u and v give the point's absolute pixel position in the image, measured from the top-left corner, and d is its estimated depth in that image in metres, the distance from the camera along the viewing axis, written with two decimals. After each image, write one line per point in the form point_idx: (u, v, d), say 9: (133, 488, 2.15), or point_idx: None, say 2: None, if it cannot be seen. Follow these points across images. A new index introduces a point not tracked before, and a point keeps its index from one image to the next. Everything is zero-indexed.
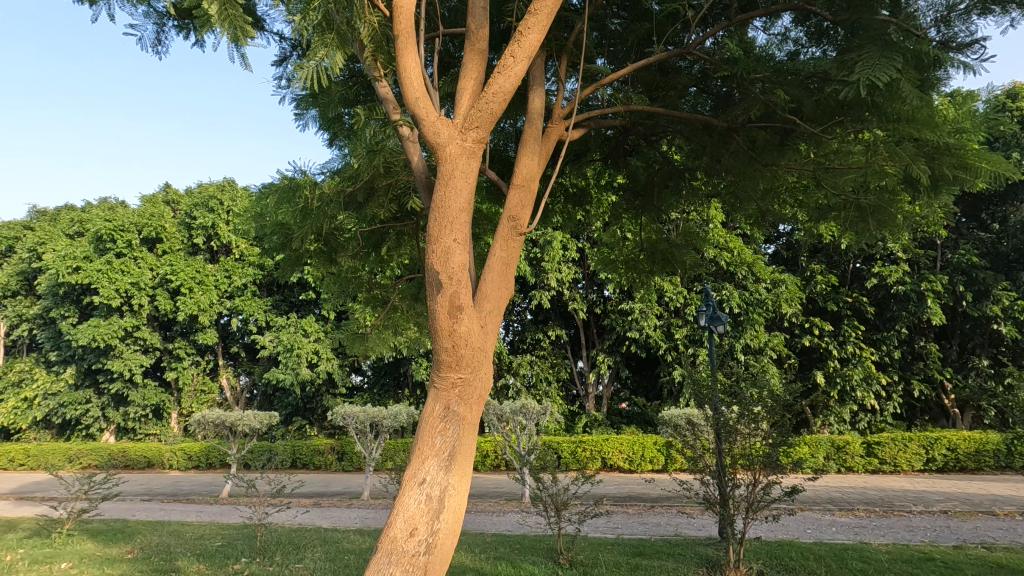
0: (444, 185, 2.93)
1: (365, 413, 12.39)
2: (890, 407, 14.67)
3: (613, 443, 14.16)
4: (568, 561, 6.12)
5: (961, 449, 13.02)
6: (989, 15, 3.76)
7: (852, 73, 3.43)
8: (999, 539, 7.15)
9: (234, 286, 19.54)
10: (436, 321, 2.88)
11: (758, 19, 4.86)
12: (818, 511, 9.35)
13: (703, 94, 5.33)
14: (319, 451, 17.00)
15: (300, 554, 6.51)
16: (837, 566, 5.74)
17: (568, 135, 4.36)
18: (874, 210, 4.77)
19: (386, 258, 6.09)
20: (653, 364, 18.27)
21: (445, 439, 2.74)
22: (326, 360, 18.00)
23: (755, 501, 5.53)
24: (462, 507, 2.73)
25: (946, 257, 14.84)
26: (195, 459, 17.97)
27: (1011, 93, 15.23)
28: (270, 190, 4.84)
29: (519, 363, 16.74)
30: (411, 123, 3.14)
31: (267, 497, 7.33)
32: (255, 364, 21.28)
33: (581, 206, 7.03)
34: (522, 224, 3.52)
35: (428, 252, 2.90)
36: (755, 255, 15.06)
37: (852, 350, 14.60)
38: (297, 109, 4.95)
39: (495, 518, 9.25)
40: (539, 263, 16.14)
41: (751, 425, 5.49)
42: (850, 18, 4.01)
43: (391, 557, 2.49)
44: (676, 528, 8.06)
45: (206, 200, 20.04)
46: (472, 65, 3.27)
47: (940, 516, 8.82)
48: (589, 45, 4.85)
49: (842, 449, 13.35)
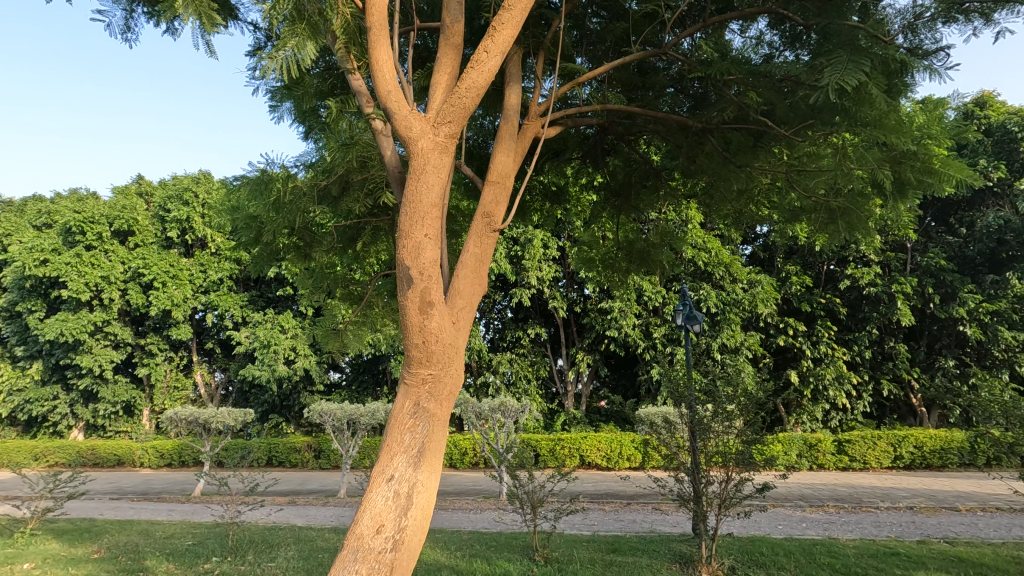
0: (416, 179, 2.91)
1: (343, 410, 12.29)
2: (861, 406, 15.01)
3: (591, 441, 14.27)
4: (544, 557, 6.16)
5: (927, 446, 13.38)
6: (954, 23, 3.88)
7: (822, 76, 3.50)
8: (961, 533, 7.36)
9: (209, 281, 19.19)
10: (406, 318, 2.85)
11: (734, 21, 4.85)
12: (789, 507, 9.54)
13: (681, 95, 5.34)
14: (295, 449, 16.80)
15: (272, 553, 6.41)
16: (806, 561, 5.86)
17: (544, 133, 4.37)
18: (843, 212, 4.90)
19: (362, 253, 6.03)
20: (632, 363, 18.42)
21: (413, 435, 2.72)
22: (303, 356, 17.72)
23: (727, 498, 5.62)
24: (431, 503, 2.71)
25: (915, 260, 15.24)
26: (167, 457, 17.62)
27: (978, 101, 15.69)
28: (243, 182, 4.75)
29: (498, 361, 16.77)
30: (382, 117, 3.10)
31: (239, 495, 7.20)
32: (231, 361, 20.93)
33: (560, 204, 7.07)
34: (496, 220, 3.52)
35: (398, 248, 2.88)
36: (732, 256, 15.26)
37: (825, 350, 14.90)
38: (272, 102, 4.89)
39: (472, 516, 9.23)
40: (520, 261, 16.16)
41: (725, 423, 5.57)
42: (821, 23, 4.08)
43: (357, 554, 2.46)
44: (651, 524, 8.15)
45: (181, 193, 19.60)
46: (446, 59, 3.24)
47: (906, 511, 9.06)
48: (566, 43, 4.88)
49: (814, 447, 13.64)
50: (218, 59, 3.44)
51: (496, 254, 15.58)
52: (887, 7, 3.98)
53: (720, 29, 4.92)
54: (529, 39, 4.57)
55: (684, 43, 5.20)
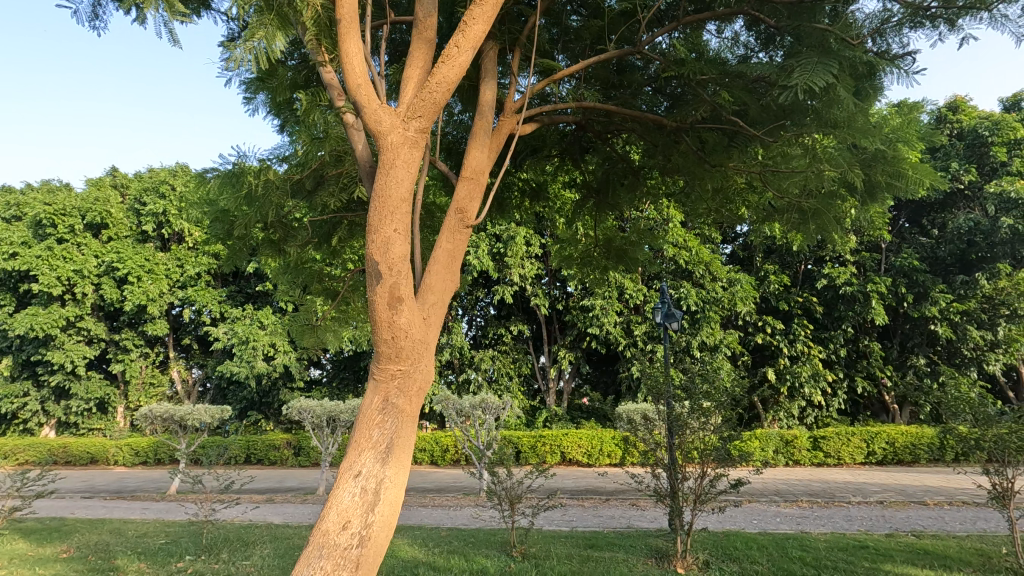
0: (385, 174, 2.89)
1: (322, 407, 12.17)
2: (836, 403, 15.34)
3: (572, 438, 14.34)
4: (521, 553, 6.18)
5: (899, 442, 13.68)
6: (920, 29, 3.98)
7: (792, 77, 3.54)
8: (928, 527, 7.55)
9: (186, 276, 18.82)
10: (375, 313, 2.83)
11: (711, 22, 4.87)
12: (764, 502, 9.69)
13: (659, 95, 5.37)
14: (274, 446, 16.63)
15: (248, 551, 6.34)
16: (778, 554, 5.96)
17: (520, 129, 4.36)
18: (815, 212, 4.97)
19: (339, 249, 5.99)
20: (613, 360, 18.54)
21: (382, 432, 2.70)
22: (282, 353, 17.46)
23: (703, 493, 5.67)
24: (399, 500, 2.70)
25: (889, 261, 15.54)
26: (142, 454, 17.30)
27: (951, 105, 16.04)
28: (213, 176, 4.67)
29: (480, 358, 16.77)
30: (352, 110, 3.08)
31: (214, 493, 7.06)
32: (209, 357, 20.58)
33: (540, 201, 7.08)
34: (469, 216, 3.51)
35: (367, 243, 2.86)
36: (712, 255, 15.42)
37: (801, 348, 15.17)
38: (246, 93, 4.83)
39: (451, 513, 9.24)
40: (502, 258, 16.15)
41: (701, 419, 5.64)
42: (792, 25, 4.15)
43: (323, 551, 2.44)
44: (628, 520, 8.21)
45: (157, 185, 19.22)
46: (418, 53, 3.22)
47: (876, 506, 9.27)
48: (543, 39, 4.89)
49: (790, 443, 13.89)
50: (183, 48, 3.37)
51: (478, 251, 15.54)
52: (856, 11, 4.03)
53: (698, 30, 4.94)
54: (505, 36, 4.57)
55: (661, 42, 5.21)
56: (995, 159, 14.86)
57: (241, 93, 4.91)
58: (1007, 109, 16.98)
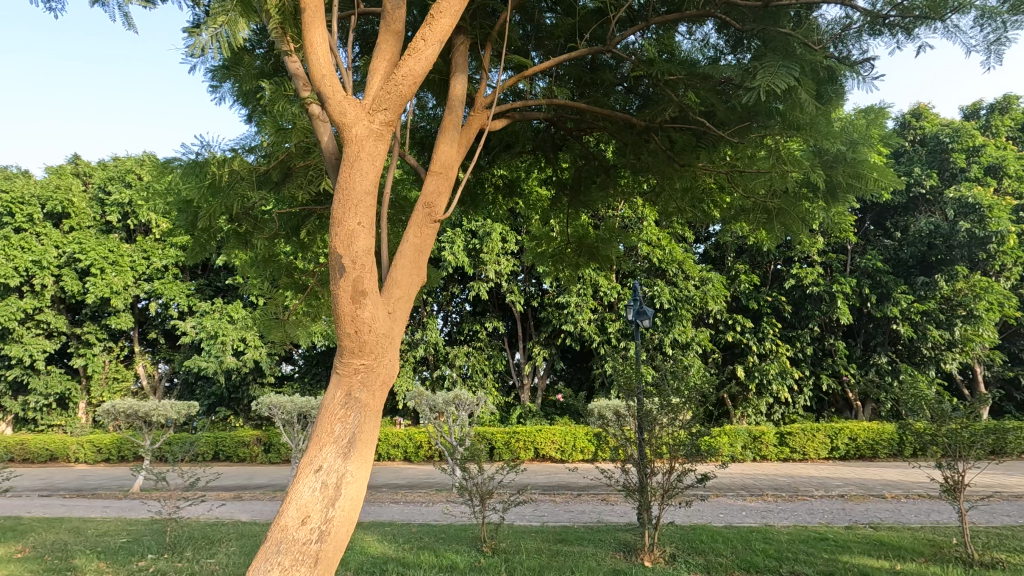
0: (349, 167, 2.86)
1: (292, 403, 11.99)
2: (802, 400, 15.76)
3: (545, 434, 14.42)
4: (491, 548, 6.19)
5: (860, 438, 14.12)
6: (879, 37, 4.13)
7: (755, 79, 3.60)
8: (885, 519, 7.83)
9: (152, 268, 18.26)
10: (338, 306, 2.80)
11: (682, 23, 4.92)
12: (731, 496, 9.92)
13: (630, 94, 5.44)
14: (243, 442, 16.33)
15: (213, 550, 6.21)
16: (742, 547, 6.11)
17: (490, 125, 4.35)
18: (780, 212, 5.08)
19: (308, 242, 5.92)
20: (588, 356, 18.66)
21: (344, 426, 2.68)
22: (252, 347, 17.09)
23: (670, 488, 5.77)
24: (361, 494, 2.67)
25: (855, 261, 16.02)
26: (105, 451, 16.82)
27: (914, 112, 16.62)
28: (175, 166, 4.56)
29: (454, 354, 16.74)
30: (317, 102, 3.04)
31: (179, 490, 6.90)
32: (176, 351, 20.09)
33: (513, 197, 7.08)
34: (437, 210, 3.50)
35: (330, 236, 2.83)
36: (685, 254, 15.63)
37: (770, 346, 15.53)
38: (212, 81, 4.73)
39: (422, 509, 9.21)
40: (478, 254, 16.12)
41: (670, 416, 5.75)
42: (757, 29, 4.23)
43: (281, 546, 2.41)
44: (598, 515, 8.31)
45: (123, 175, 18.67)
46: (386, 45, 3.19)
47: (837, 499, 9.56)
48: (515, 36, 4.90)
49: (758, 439, 14.21)
50: (140, 32, 3.28)
51: (454, 246, 15.55)
52: (818, 18, 4.17)
53: (669, 31, 4.99)
54: (477, 31, 4.57)
55: (633, 41, 5.26)
56: (955, 165, 15.41)
57: (207, 81, 4.82)
58: (968, 117, 17.62)
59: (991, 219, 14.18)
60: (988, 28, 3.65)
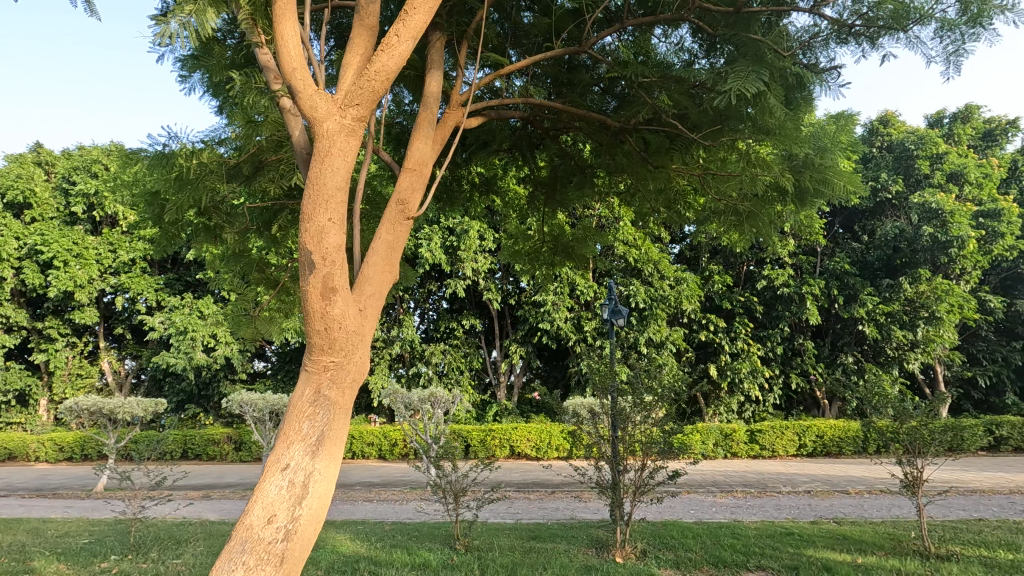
0: (320, 162, 2.83)
1: (264, 400, 11.79)
2: (772, 398, 16.10)
3: (521, 431, 14.46)
4: (464, 546, 6.20)
5: (827, 436, 14.51)
6: (845, 45, 4.25)
7: (726, 83, 3.67)
8: (848, 514, 8.07)
9: (119, 262, 17.71)
10: (307, 304, 2.77)
11: (658, 26, 4.97)
12: (703, 493, 10.10)
13: (606, 95, 5.47)
14: (213, 441, 16.00)
15: (179, 550, 6.09)
16: (711, 542, 6.23)
17: (466, 122, 4.33)
18: (750, 215, 5.19)
19: (281, 237, 5.81)
20: (563, 354, 18.77)
21: (313, 424, 2.64)
22: (223, 344, 16.69)
23: (642, 485, 5.84)
24: (329, 492, 2.65)
25: (824, 264, 16.43)
26: (67, 450, 16.31)
27: (882, 119, 17.13)
28: (141, 157, 4.44)
29: (431, 352, 16.65)
30: (288, 96, 3.00)
31: (144, 490, 6.72)
32: (143, 347, 19.59)
33: (490, 195, 7.07)
34: (411, 207, 3.48)
35: (300, 232, 2.79)
36: (661, 254, 15.82)
37: (741, 346, 15.86)
38: (181, 71, 4.65)
39: (396, 507, 9.18)
40: (455, 251, 16.07)
41: (644, 413, 5.82)
42: (728, 34, 4.30)
43: (246, 545, 2.38)
44: (571, 512, 8.38)
45: (89, 164, 18.09)
46: (359, 40, 3.17)
47: (804, 495, 9.82)
48: (491, 33, 4.88)
49: (729, 436, 14.48)
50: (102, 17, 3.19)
51: (431, 243, 15.47)
52: (788, 25, 4.26)
53: (645, 33, 5.05)
54: (453, 27, 4.54)
55: (610, 42, 5.29)
56: (920, 171, 15.93)
57: (176, 70, 4.72)
58: (932, 125, 18.22)
59: (953, 224, 14.68)
60: (946, 40, 3.79)
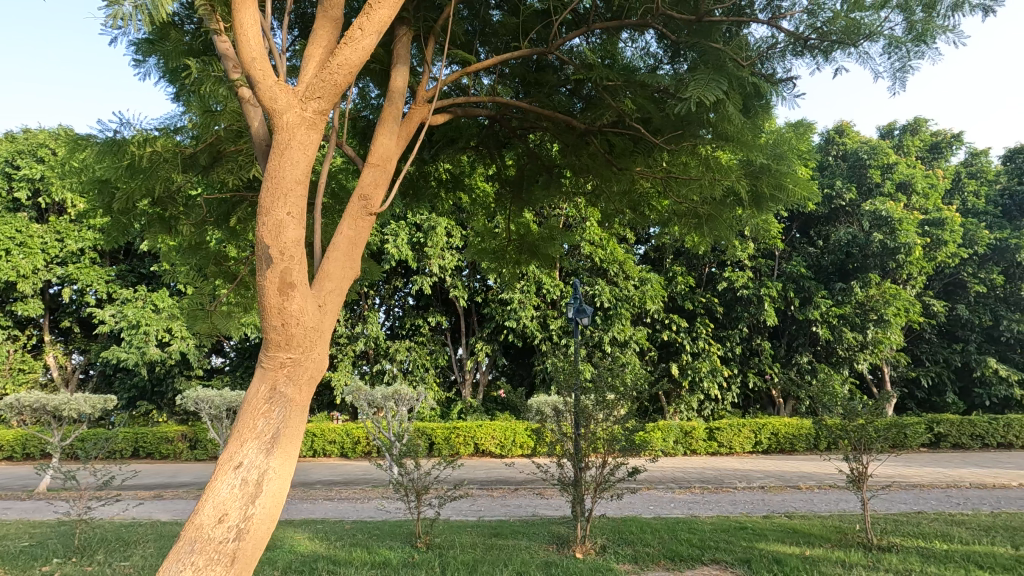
0: (279, 155, 2.78)
1: (221, 397, 11.51)
2: (730, 397, 16.57)
3: (485, 429, 14.50)
4: (425, 544, 6.19)
5: (781, 433, 15.02)
6: (800, 57, 4.42)
7: (687, 89, 3.76)
8: (798, 508, 8.40)
9: (66, 252, 16.89)
10: (264, 299, 2.72)
11: (625, 30, 5.03)
12: (662, 489, 10.34)
13: (573, 96, 5.52)
14: (166, 439, 15.46)
15: (128, 552, 5.87)
16: (668, 537, 6.38)
17: (431, 119, 4.31)
18: (709, 218, 5.34)
19: (240, 230, 5.66)
20: (529, 352, 18.87)
21: (268, 421, 2.59)
22: (179, 339, 16.12)
23: (603, 481, 5.94)
24: (284, 491, 2.60)
25: (781, 267, 17.03)
26: (7, 449, 15.48)
27: (837, 129, 17.85)
28: (90, 143, 4.25)
29: (396, 349, 16.49)
30: (248, 86, 2.93)
31: (91, 490, 6.45)
32: (93, 342, 18.82)
33: (456, 192, 7.05)
34: (374, 203, 3.44)
35: (257, 226, 2.74)
36: (626, 254, 16.07)
37: (702, 345, 16.27)
38: (136, 55, 4.48)
39: (357, 506, 9.07)
40: (422, 247, 15.96)
41: (606, 411, 5.92)
42: (691, 41, 4.41)
43: (195, 545, 2.32)
44: (533, 509, 8.45)
45: (35, 149, 17.21)
46: (322, 32, 3.12)
47: (758, 491, 10.17)
48: (458, 30, 4.87)
49: (689, 434, 14.86)
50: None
51: (398, 239, 15.32)
52: (748, 35, 4.40)
53: (612, 37, 5.09)
54: (420, 23, 4.51)
55: (577, 45, 5.35)
56: (871, 180, 16.65)
57: (130, 54, 4.55)
58: (884, 136, 19.09)
59: (901, 232, 15.41)
60: (894, 56, 3.98)
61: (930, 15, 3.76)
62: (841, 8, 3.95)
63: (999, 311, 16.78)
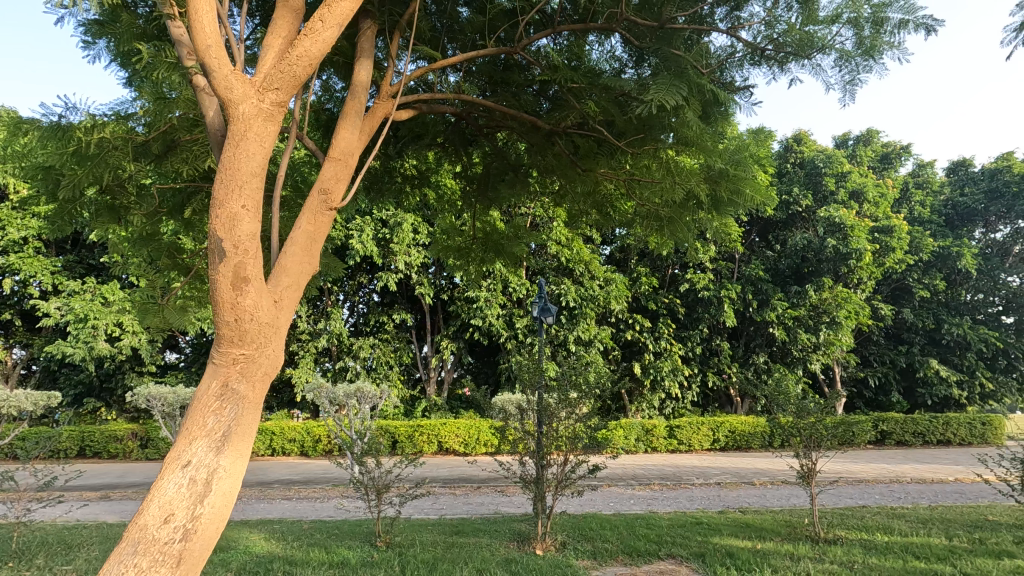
0: (234, 146, 2.71)
1: (175, 394, 11.12)
2: (690, 396, 16.97)
3: (449, 427, 14.45)
4: (386, 542, 6.15)
5: (737, 431, 15.47)
6: (757, 67, 4.58)
7: (648, 93, 3.83)
8: (751, 504, 8.68)
9: (7, 240, 15.95)
10: (216, 293, 2.65)
11: (592, 33, 5.09)
12: (623, 486, 10.53)
13: (540, 96, 5.55)
14: (116, 437, 14.83)
15: (70, 555, 5.62)
16: (626, 533, 6.50)
17: (395, 113, 4.26)
18: (669, 220, 5.47)
19: (195, 221, 5.46)
20: (495, 350, 18.89)
21: (219, 419, 2.53)
22: (130, 333, 15.47)
23: (563, 479, 6.00)
24: (235, 490, 2.55)
25: (741, 269, 17.54)
26: None
27: (796, 137, 18.47)
28: (33, 126, 4.04)
29: (359, 346, 16.25)
30: (202, 74, 2.85)
31: (30, 491, 6.13)
32: (36, 336, 17.88)
33: (422, 188, 6.99)
34: (333, 198, 3.39)
35: (210, 218, 2.66)
36: (592, 255, 16.26)
37: (664, 345, 16.59)
38: (85, 36, 4.31)
39: (316, 505, 8.90)
40: (388, 244, 15.76)
41: (568, 410, 5.97)
42: (653, 47, 4.48)
43: (137, 547, 2.24)
44: (495, 507, 8.47)
45: None
46: (281, 22, 3.05)
47: (714, 487, 10.47)
48: (425, 25, 4.84)
49: (650, 432, 15.17)
50: None
51: (362, 235, 15.11)
52: (708, 44, 4.54)
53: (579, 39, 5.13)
54: (385, 17, 4.46)
55: (544, 45, 5.37)
56: (826, 187, 17.28)
57: (79, 35, 4.37)
58: (839, 145, 19.88)
59: (852, 238, 16.07)
60: (844, 70, 4.16)
61: (877, 32, 3.95)
62: (796, 21, 4.11)
63: (940, 315, 17.70)
